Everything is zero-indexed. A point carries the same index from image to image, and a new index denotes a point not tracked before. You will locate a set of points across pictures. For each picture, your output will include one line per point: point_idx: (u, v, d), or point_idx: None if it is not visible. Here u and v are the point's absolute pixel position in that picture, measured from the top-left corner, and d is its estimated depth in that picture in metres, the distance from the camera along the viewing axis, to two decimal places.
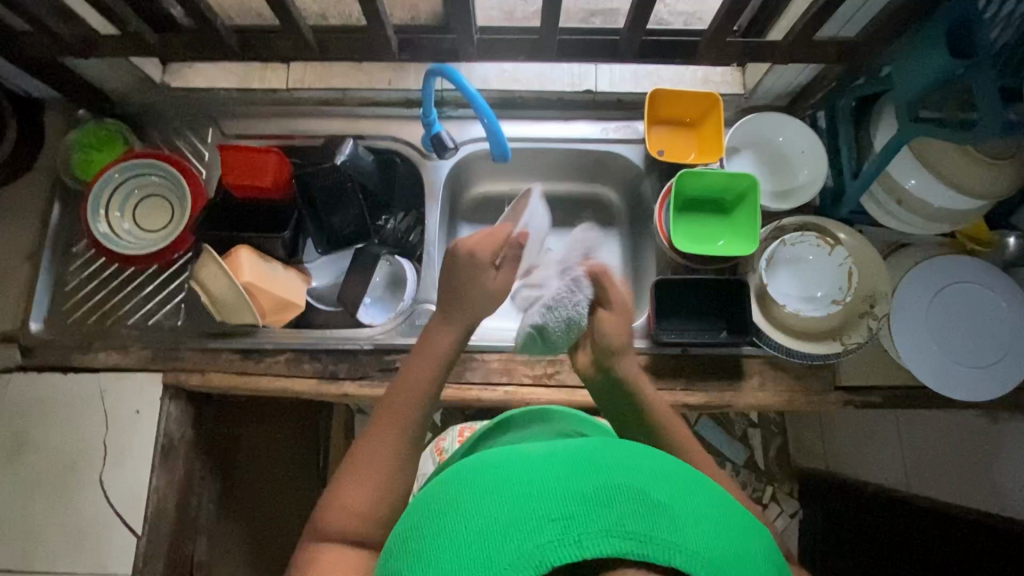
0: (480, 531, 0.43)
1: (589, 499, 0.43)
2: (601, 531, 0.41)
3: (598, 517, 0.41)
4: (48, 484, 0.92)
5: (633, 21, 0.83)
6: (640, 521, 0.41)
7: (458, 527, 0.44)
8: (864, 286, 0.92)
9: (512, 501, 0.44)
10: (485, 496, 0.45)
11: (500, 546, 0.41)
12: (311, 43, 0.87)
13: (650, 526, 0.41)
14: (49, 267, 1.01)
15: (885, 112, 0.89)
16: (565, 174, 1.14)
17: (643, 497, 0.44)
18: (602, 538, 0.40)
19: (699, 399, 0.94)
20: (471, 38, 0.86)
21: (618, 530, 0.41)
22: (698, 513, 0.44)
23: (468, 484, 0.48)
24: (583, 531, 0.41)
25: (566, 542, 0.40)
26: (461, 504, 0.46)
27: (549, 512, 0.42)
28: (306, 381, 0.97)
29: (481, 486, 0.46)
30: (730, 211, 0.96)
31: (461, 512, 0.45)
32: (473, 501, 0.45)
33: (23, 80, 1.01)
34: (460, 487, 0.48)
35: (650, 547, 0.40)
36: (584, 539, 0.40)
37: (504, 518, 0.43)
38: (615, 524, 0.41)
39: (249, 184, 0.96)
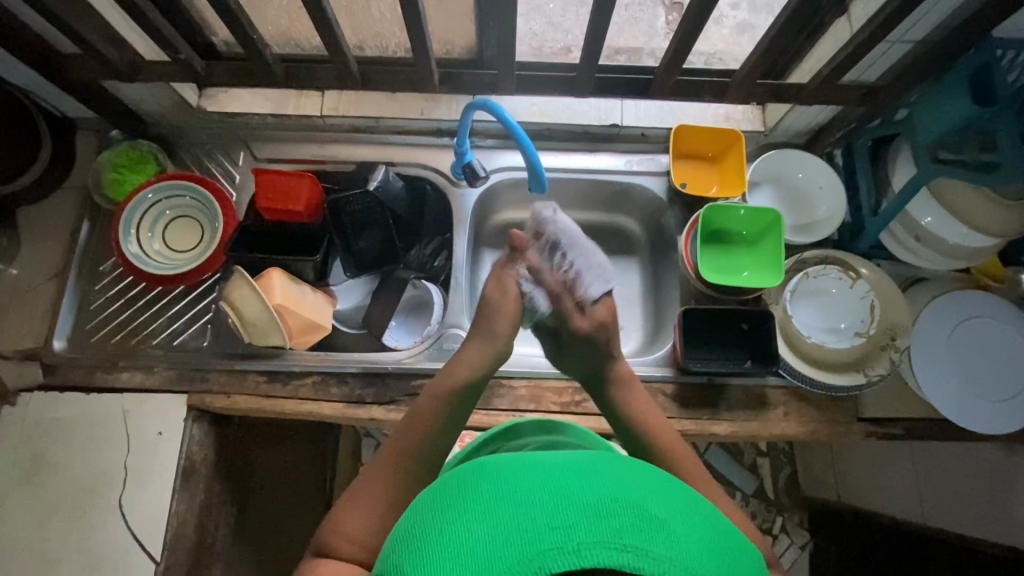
0: (484, 537, 0.44)
1: (590, 510, 0.44)
2: (600, 542, 0.42)
3: (597, 528, 0.43)
4: (65, 507, 0.90)
5: (667, 62, 0.87)
6: (636, 534, 0.43)
7: (460, 530, 0.45)
8: (885, 318, 0.94)
9: (517, 510, 0.45)
10: (488, 502, 0.47)
11: (501, 552, 0.42)
12: (355, 74, 0.90)
13: (645, 540, 0.42)
14: (75, 285, 1.01)
15: (902, 150, 0.92)
16: (588, 204, 1.16)
17: (641, 511, 0.45)
18: (600, 549, 0.41)
19: (724, 429, 0.94)
20: (510, 74, 0.89)
21: (614, 542, 0.42)
22: (690, 529, 0.45)
23: (472, 489, 0.49)
24: (582, 540, 0.42)
25: (564, 550, 0.41)
26: (464, 507, 0.47)
27: (550, 521, 0.43)
28: (332, 405, 0.96)
29: (485, 493, 0.48)
30: (753, 244, 0.99)
31: (467, 518, 0.46)
32: (476, 506, 0.47)
33: (61, 101, 1.02)
34: (466, 493, 0.49)
35: (644, 559, 0.41)
36: (582, 549, 0.41)
37: (506, 524, 0.44)
38: (614, 535, 0.42)
39: (280, 207, 0.97)
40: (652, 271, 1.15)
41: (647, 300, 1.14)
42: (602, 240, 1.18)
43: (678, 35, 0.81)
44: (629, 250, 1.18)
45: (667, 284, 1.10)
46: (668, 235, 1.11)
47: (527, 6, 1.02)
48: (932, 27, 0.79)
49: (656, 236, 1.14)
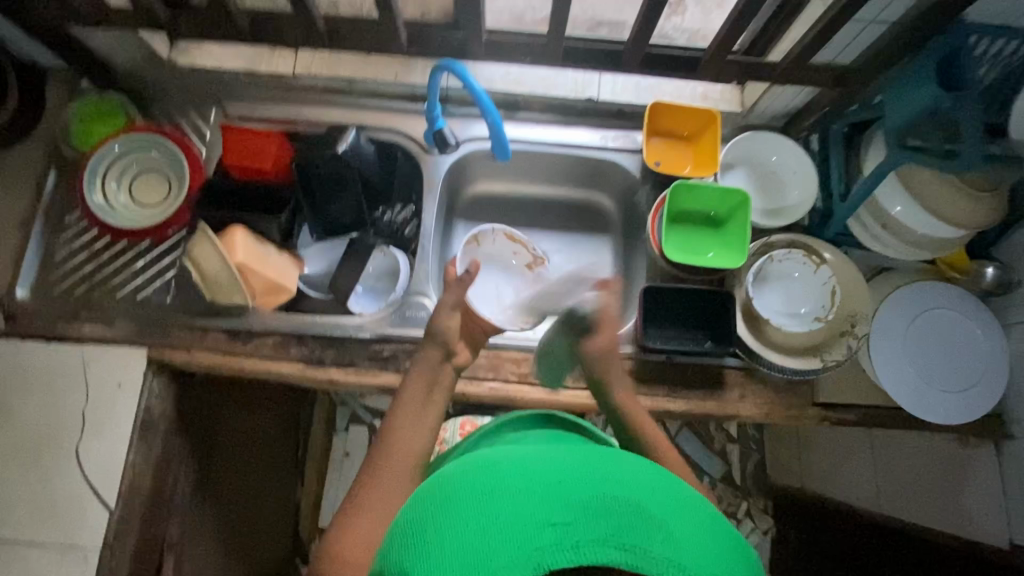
0: (484, 531, 0.44)
1: (589, 509, 0.45)
2: (599, 540, 0.43)
3: (597, 526, 0.44)
4: (23, 452, 0.91)
5: (638, 33, 0.85)
6: (634, 533, 0.44)
7: (460, 523, 0.45)
8: (845, 305, 0.95)
9: (514, 505, 0.45)
10: (487, 496, 0.47)
11: (502, 548, 0.43)
12: (321, 29, 0.88)
13: (643, 539, 0.43)
14: (40, 234, 1.00)
15: (875, 137, 0.92)
16: (563, 178, 1.15)
17: (640, 511, 0.46)
18: (599, 546, 0.43)
19: (680, 406, 0.95)
20: (479, 37, 0.88)
21: (612, 540, 0.43)
22: (686, 527, 0.46)
23: (471, 482, 0.49)
24: (581, 538, 0.43)
25: (564, 546, 0.42)
26: (464, 500, 0.47)
27: (549, 517, 0.44)
28: (292, 365, 0.97)
29: (482, 485, 0.48)
30: (720, 226, 0.98)
31: (464, 510, 0.46)
32: (475, 497, 0.47)
33: (28, 47, 1.01)
34: (464, 486, 0.49)
35: (643, 557, 0.42)
36: (581, 546, 0.42)
37: (506, 520, 0.44)
38: (611, 534, 0.43)
39: (253, 166, 0.99)
40: (624, 248, 1.15)
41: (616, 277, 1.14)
42: (575, 217, 1.18)
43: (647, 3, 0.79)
44: (602, 228, 1.17)
45: (637, 263, 1.10)
46: (640, 213, 1.10)
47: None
48: (906, 8, 0.78)
49: (630, 215, 1.14)
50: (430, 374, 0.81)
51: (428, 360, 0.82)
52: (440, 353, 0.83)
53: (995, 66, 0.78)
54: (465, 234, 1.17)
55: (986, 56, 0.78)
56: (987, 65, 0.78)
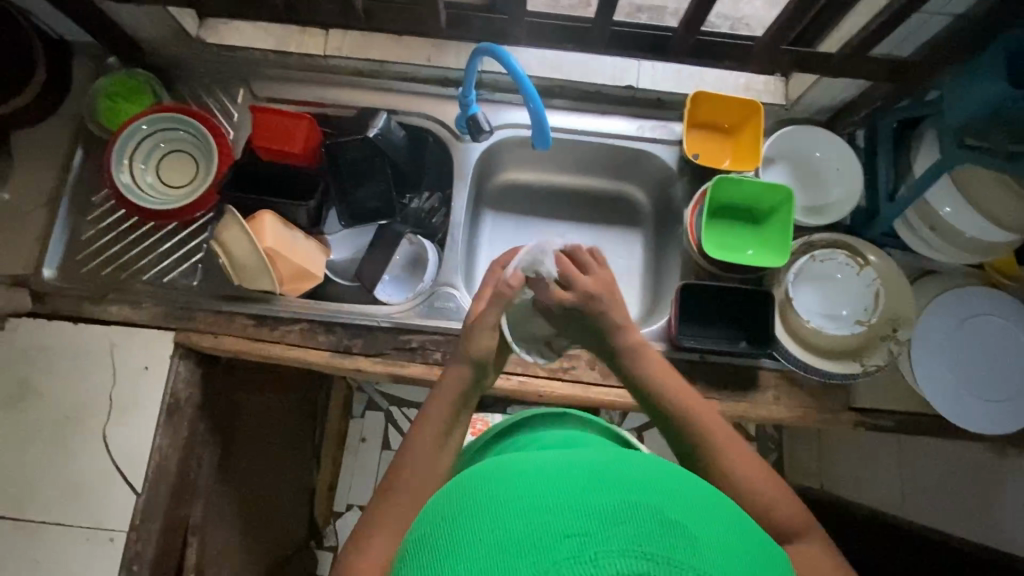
0: (493, 543, 0.41)
1: (605, 516, 0.41)
2: (619, 550, 0.39)
3: (616, 534, 0.40)
4: (50, 433, 0.91)
5: (690, 20, 0.81)
6: (657, 542, 0.40)
7: (468, 539, 0.42)
8: (888, 308, 0.92)
9: (526, 516, 0.42)
10: (498, 509, 0.44)
11: (513, 563, 0.39)
12: (358, 9, 0.85)
13: (667, 547, 0.39)
14: (67, 215, 0.99)
15: (927, 136, 0.88)
16: (594, 169, 1.13)
17: (663, 518, 0.42)
18: (620, 557, 0.38)
19: (712, 408, 0.93)
20: (522, 20, 0.85)
21: (633, 550, 0.39)
22: (714, 535, 0.42)
23: (479, 497, 0.46)
24: (600, 549, 0.39)
25: (581, 560, 0.39)
26: (472, 515, 0.44)
27: (564, 527, 0.40)
28: (319, 353, 0.95)
29: (492, 499, 0.45)
30: (761, 222, 0.95)
31: (475, 522, 0.43)
32: (484, 513, 0.44)
33: (55, 20, 0.98)
34: (474, 497, 0.46)
35: (668, 568, 0.38)
36: (600, 558, 0.38)
37: (518, 531, 0.41)
38: (633, 543, 0.39)
39: (278, 150, 0.95)
40: (655, 243, 1.12)
41: (645, 272, 1.12)
42: (606, 209, 1.15)
43: None
44: (633, 220, 1.14)
45: (670, 258, 1.07)
46: (674, 207, 1.07)
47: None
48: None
49: (663, 209, 1.11)
50: (456, 396, 0.75)
51: (454, 380, 0.76)
52: (469, 373, 0.77)
53: None
54: (493, 223, 1.14)
55: None
56: None
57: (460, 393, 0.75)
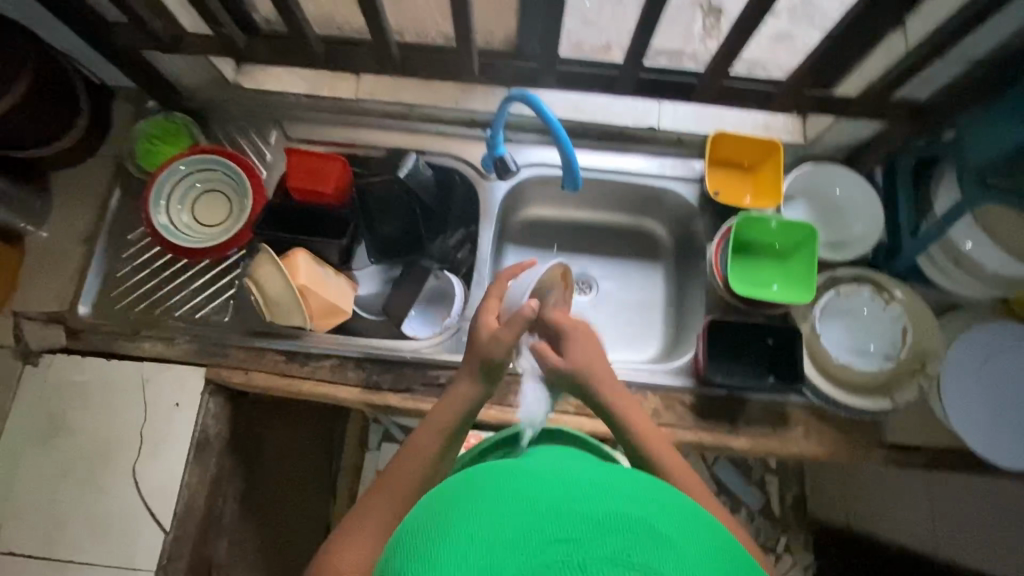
0: (485, 540, 0.42)
1: (596, 524, 0.42)
2: (608, 557, 0.40)
3: (605, 543, 0.41)
4: (80, 470, 0.91)
5: (715, 66, 0.85)
6: (645, 553, 0.41)
7: (463, 528, 0.44)
8: (915, 343, 0.92)
9: (521, 518, 0.43)
10: (494, 508, 0.45)
11: (503, 560, 0.41)
12: (395, 57, 0.90)
13: (653, 558, 0.40)
14: (103, 253, 1.01)
15: (947, 172, 0.90)
16: (615, 205, 1.15)
17: (652, 530, 0.43)
18: (607, 564, 0.40)
19: (743, 444, 0.93)
20: (552, 68, 0.89)
21: (622, 559, 0.40)
22: (701, 554, 0.43)
23: (478, 495, 0.47)
24: (587, 556, 0.40)
25: (568, 565, 0.40)
26: (471, 512, 0.45)
27: (555, 533, 0.42)
28: (348, 389, 0.96)
29: (486, 502, 0.46)
30: (785, 258, 0.97)
31: (469, 518, 0.45)
32: (481, 510, 0.45)
33: (100, 67, 1.02)
34: (471, 497, 0.48)
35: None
36: (588, 565, 0.40)
37: (511, 532, 0.42)
38: (621, 552, 0.40)
39: (311, 189, 0.98)
40: (677, 278, 1.13)
41: (669, 305, 1.13)
42: (628, 244, 1.17)
43: (727, 40, 0.79)
44: (654, 254, 1.16)
45: (692, 293, 1.09)
46: (697, 242, 1.09)
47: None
48: (990, 47, 0.77)
49: (684, 244, 1.12)
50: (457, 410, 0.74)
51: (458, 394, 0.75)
52: (475, 386, 0.75)
53: None
54: (515, 258, 1.16)
55: None
56: None
57: (463, 404, 0.74)
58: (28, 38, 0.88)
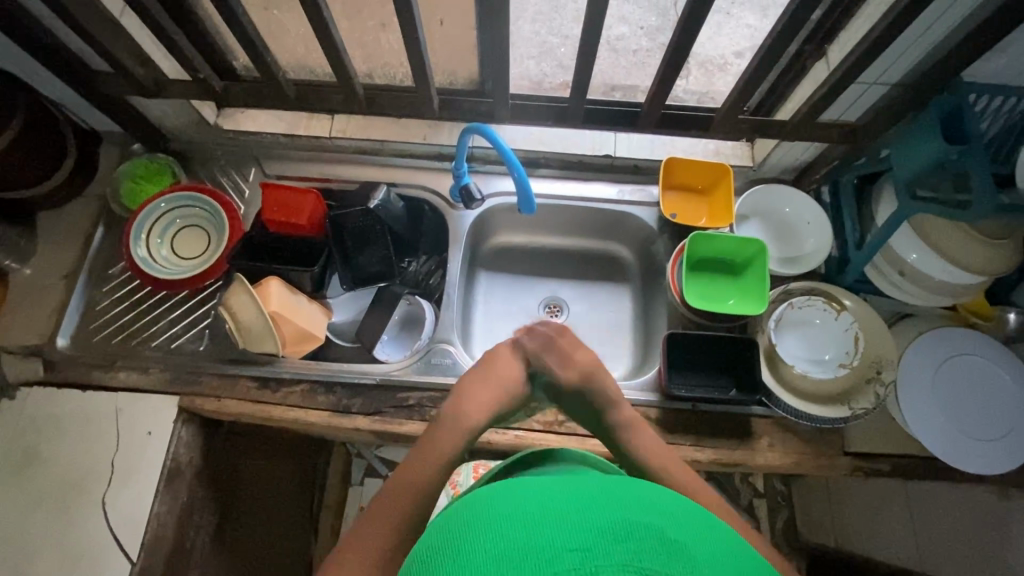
0: (501, 555, 0.41)
1: (606, 533, 0.42)
2: (621, 566, 0.40)
3: (615, 550, 0.41)
4: (50, 502, 0.92)
5: (656, 96, 0.91)
6: (654, 558, 0.41)
7: (476, 545, 0.43)
8: (870, 351, 0.95)
9: (533, 530, 0.42)
10: (504, 521, 0.43)
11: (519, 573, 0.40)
12: (361, 97, 0.96)
13: (666, 564, 0.41)
14: (84, 287, 1.05)
15: (885, 188, 0.95)
16: (580, 230, 1.20)
17: (661, 536, 0.43)
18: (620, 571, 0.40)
19: (708, 456, 0.94)
20: (506, 103, 0.95)
21: (634, 565, 0.40)
22: (709, 551, 0.43)
23: (483, 509, 0.46)
24: (600, 562, 0.40)
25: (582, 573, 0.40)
26: (477, 528, 0.44)
27: (566, 542, 0.41)
28: (319, 414, 0.98)
29: (495, 513, 0.44)
30: (740, 274, 1.01)
31: (481, 534, 0.43)
32: (486, 524, 0.44)
33: (88, 113, 1.09)
34: (480, 509, 0.46)
35: None
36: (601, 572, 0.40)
37: (523, 544, 0.41)
38: (631, 559, 0.40)
39: (285, 222, 1.03)
40: (642, 298, 1.17)
41: (636, 324, 1.16)
42: (596, 268, 1.21)
43: (662, 73, 0.86)
44: (620, 276, 1.20)
45: (656, 313, 1.12)
46: (658, 262, 1.13)
47: (539, 50, 1.17)
48: (905, 70, 0.83)
49: (648, 265, 1.17)
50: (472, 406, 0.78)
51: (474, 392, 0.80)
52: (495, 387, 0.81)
53: (997, 120, 0.82)
54: (487, 283, 1.20)
55: (987, 111, 0.82)
56: (988, 119, 0.82)
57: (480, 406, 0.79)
58: (18, 86, 0.94)
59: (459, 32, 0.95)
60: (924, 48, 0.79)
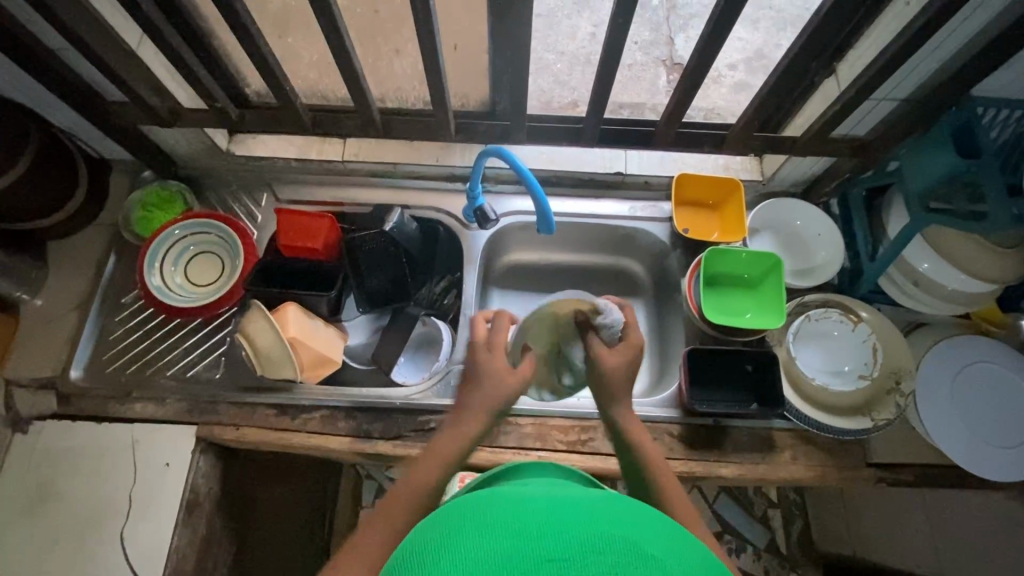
0: (478, 563, 0.40)
1: (586, 544, 0.41)
2: None
3: (596, 561, 0.40)
4: (66, 538, 0.90)
5: (670, 116, 0.93)
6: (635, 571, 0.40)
7: (458, 553, 0.42)
8: (889, 362, 0.95)
9: (513, 541, 0.41)
10: (485, 530, 0.43)
11: None
12: (378, 122, 0.97)
13: None
14: (97, 317, 1.04)
15: (895, 201, 0.96)
16: (592, 247, 1.20)
17: (641, 551, 0.42)
18: None
19: (732, 471, 0.94)
20: (521, 125, 0.96)
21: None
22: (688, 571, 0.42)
23: (462, 519, 0.45)
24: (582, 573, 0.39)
25: None
26: (460, 533, 0.43)
27: (545, 551, 0.40)
28: (339, 440, 0.97)
29: (479, 522, 0.44)
30: (755, 287, 1.02)
31: (462, 544, 0.42)
32: (470, 531, 0.43)
33: (100, 143, 1.09)
34: (461, 519, 0.45)
35: None
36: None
37: (503, 553, 0.41)
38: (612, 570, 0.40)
39: (301, 246, 1.03)
40: (657, 313, 1.18)
41: (651, 340, 1.16)
42: (609, 283, 1.22)
43: (677, 94, 0.87)
44: (633, 291, 1.21)
45: (672, 327, 1.12)
46: (672, 277, 1.14)
47: (536, 67, 1.19)
48: (913, 87, 0.85)
49: (661, 280, 1.18)
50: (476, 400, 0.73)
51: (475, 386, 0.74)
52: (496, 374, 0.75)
53: (1006, 128, 0.83)
54: (500, 302, 1.20)
55: (995, 121, 0.83)
56: (997, 129, 0.83)
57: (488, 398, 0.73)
58: (32, 118, 0.94)
59: (473, 56, 0.97)
60: (935, 66, 0.81)
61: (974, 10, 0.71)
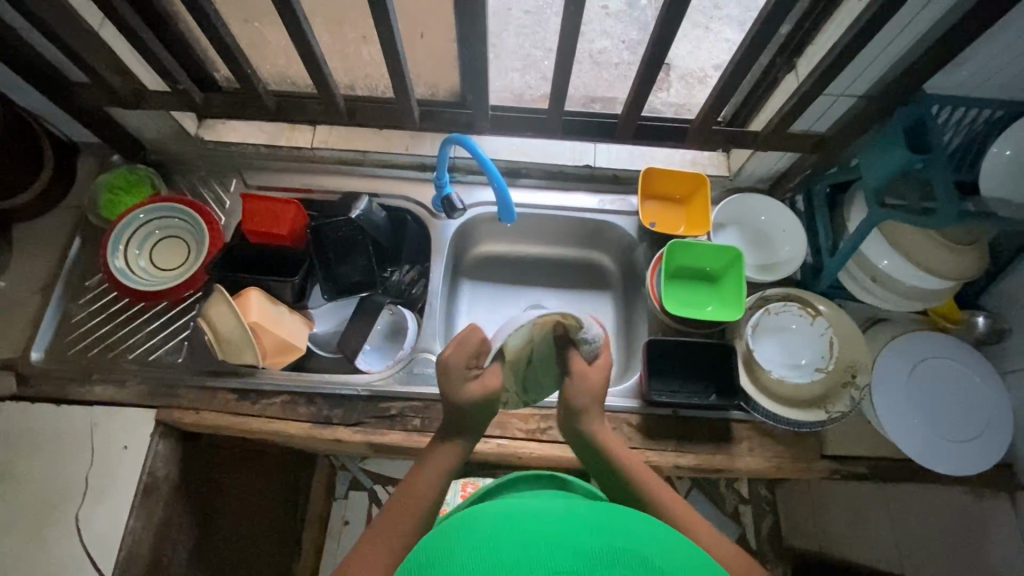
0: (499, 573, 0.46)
1: (593, 560, 0.47)
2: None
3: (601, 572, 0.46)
4: (21, 518, 0.90)
5: (631, 108, 0.94)
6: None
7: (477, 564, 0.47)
8: (845, 356, 0.97)
9: (527, 555, 0.47)
10: (498, 545, 0.48)
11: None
12: (342, 109, 0.98)
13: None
14: (60, 299, 1.03)
15: (856, 198, 0.97)
16: (562, 240, 1.21)
17: (644, 564, 0.48)
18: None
19: (688, 461, 0.95)
20: (485, 113, 0.97)
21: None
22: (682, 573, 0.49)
23: (478, 534, 0.50)
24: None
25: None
26: (474, 550, 0.49)
27: (558, 564, 0.46)
28: (299, 425, 0.97)
29: (492, 537, 0.49)
30: (716, 281, 1.03)
31: (479, 556, 0.48)
32: (484, 548, 0.48)
33: (66, 124, 1.08)
34: (476, 534, 0.50)
35: None
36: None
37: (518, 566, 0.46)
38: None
39: (266, 232, 1.03)
40: (624, 306, 1.18)
41: (618, 333, 1.17)
42: (579, 276, 1.22)
43: (636, 84, 0.88)
44: (602, 284, 1.22)
45: (638, 319, 1.13)
46: (639, 270, 1.15)
47: (524, 63, 1.18)
48: (870, 83, 0.86)
49: (629, 273, 1.18)
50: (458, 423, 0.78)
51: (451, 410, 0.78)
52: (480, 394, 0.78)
53: (960, 131, 0.86)
54: (470, 292, 1.20)
55: (951, 122, 0.85)
56: (952, 130, 0.86)
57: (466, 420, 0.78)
58: None
59: (440, 45, 0.97)
60: (889, 61, 0.82)
61: (923, 5, 0.72)
